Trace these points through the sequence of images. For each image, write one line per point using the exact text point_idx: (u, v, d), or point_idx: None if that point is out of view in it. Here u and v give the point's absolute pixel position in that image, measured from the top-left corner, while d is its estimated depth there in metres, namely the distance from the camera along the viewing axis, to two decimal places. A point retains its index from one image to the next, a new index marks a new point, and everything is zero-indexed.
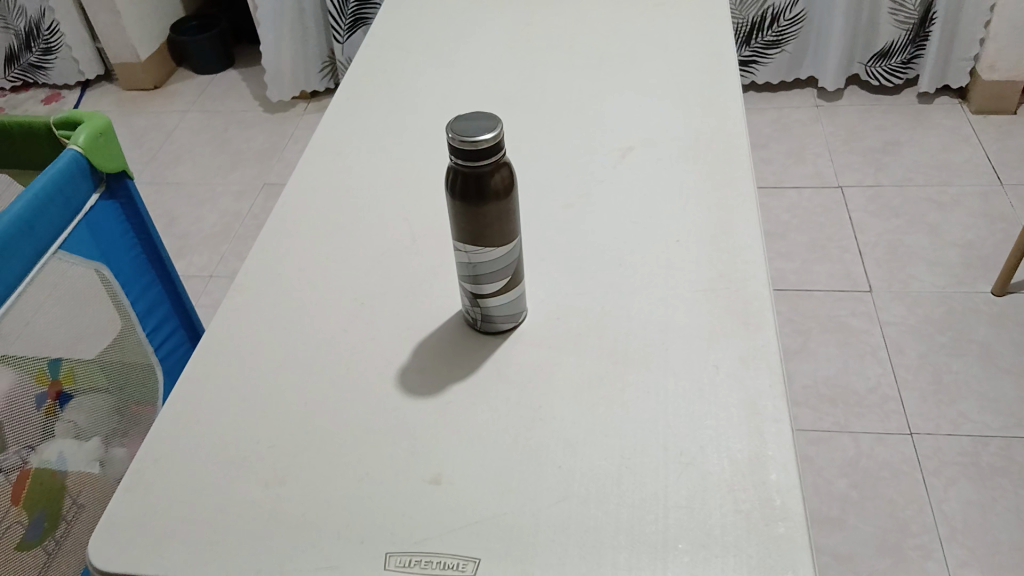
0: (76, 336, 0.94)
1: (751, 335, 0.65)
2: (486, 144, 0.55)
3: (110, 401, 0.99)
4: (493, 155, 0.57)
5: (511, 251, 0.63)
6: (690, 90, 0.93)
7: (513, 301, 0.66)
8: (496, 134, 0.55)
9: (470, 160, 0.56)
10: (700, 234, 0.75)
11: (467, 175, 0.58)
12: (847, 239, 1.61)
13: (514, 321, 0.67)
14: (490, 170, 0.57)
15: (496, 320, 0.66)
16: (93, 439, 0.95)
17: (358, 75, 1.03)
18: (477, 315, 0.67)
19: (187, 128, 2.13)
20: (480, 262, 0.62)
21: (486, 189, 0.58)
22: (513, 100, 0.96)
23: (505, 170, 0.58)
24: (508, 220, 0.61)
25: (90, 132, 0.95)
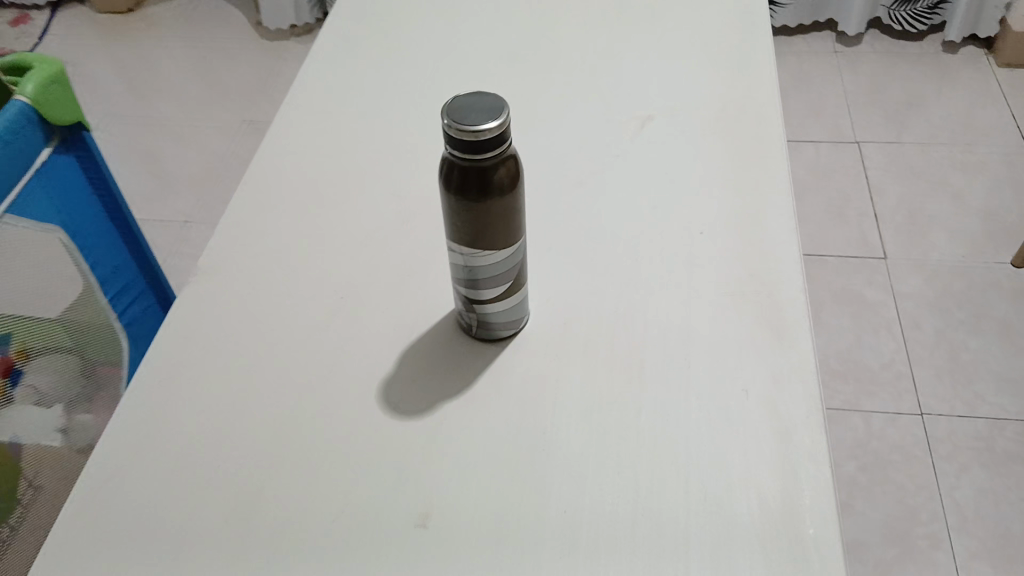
0: (33, 293, 0.85)
1: (785, 351, 0.57)
2: (490, 134, 0.47)
3: (71, 368, 0.90)
4: (498, 148, 0.48)
5: (516, 253, 0.55)
6: (716, 53, 0.83)
7: (515, 307, 0.58)
8: (502, 122, 0.47)
9: (471, 152, 0.48)
10: (727, 222, 0.66)
11: (466, 169, 0.49)
12: (865, 202, 1.52)
13: (514, 327, 0.59)
14: (493, 163, 0.49)
15: (495, 327, 0.58)
16: (54, 409, 0.86)
17: (346, 22, 0.92)
18: (472, 321, 0.59)
19: (166, 58, 2.00)
20: (479, 265, 0.54)
21: (488, 185, 0.49)
22: (518, 57, 0.86)
23: (512, 163, 0.50)
24: (513, 219, 0.52)
25: (41, 79, 0.85)
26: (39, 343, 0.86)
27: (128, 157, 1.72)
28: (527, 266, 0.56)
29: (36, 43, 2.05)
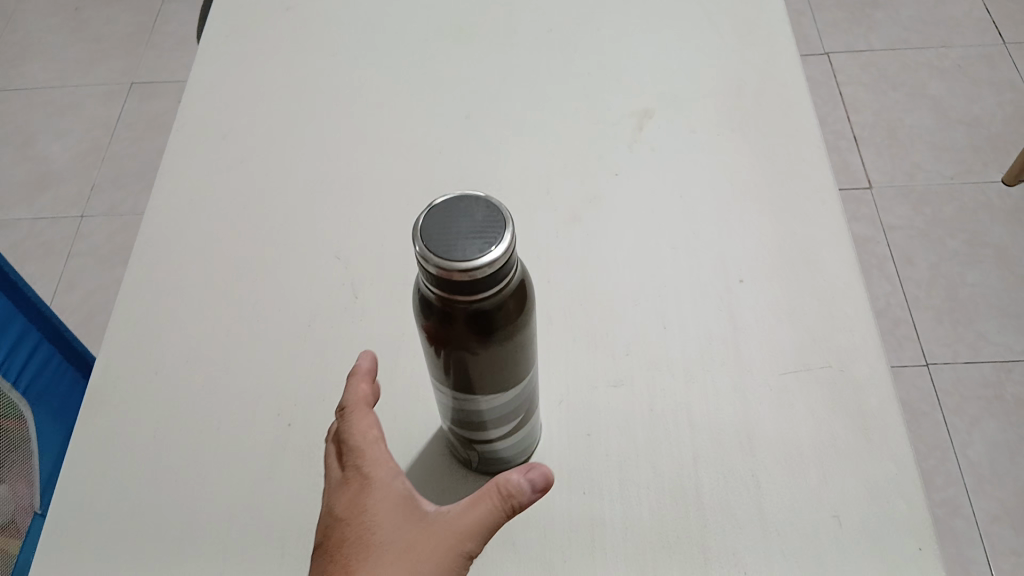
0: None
1: (873, 456, 0.45)
2: (492, 270, 0.31)
3: None
4: (501, 280, 0.33)
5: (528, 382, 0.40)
6: (715, 12, 0.67)
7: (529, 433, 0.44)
8: (507, 250, 0.31)
9: (464, 294, 0.32)
10: (770, 263, 0.52)
11: (456, 311, 0.34)
12: (840, 123, 1.39)
13: (526, 453, 0.46)
14: (497, 298, 0.34)
15: (503, 462, 0.45)
16: None
17: (242, 5, 0.73)
18: (474, 457, 0.45)
19: (29, 9, 1.70)
20: (480, 409, 0.40)
21: (488, 328, 0.35)
22: (466, 34, 0.68)
23: (520, 288, 0.35)
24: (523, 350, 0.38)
25: None
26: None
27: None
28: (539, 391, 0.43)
29: None
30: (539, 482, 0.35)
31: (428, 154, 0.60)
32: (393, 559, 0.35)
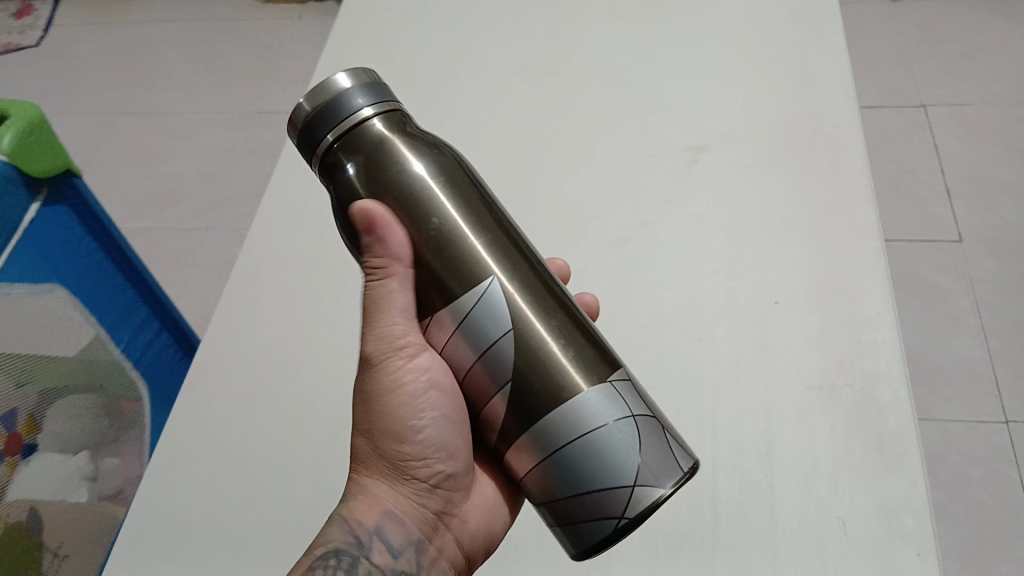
0: (40, 334, 0.81)
1: (889, 469, 0.47)
2: (330, 98, 0.38)
3: (97, 404, 0.89)
4: (360, 115, 0.38)
5: (473, 299, 0.38)
6: (779, 57, 0.72)
7: (584, 454, 0.36)
8: (344, 79, 0.38)
9: (327, 142, 0.38)
10: (805, 291, 0.56)
11: (342, 179, 0.39)
12: (931, 173, 1.39)
13: (612, 502, 0.36)
14: (364, 142, 0.38)
15: (580, 506, 0.37)
16: (80, 453, 0.85)
17: (346, 40, 0.82)
18: (554, 508, 0.38)
19: (172, 44, 1.88)
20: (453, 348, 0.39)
21: (365, 182, 0.39)
22: (541, 73, 0.75)
23: (405, 144, 0.39)
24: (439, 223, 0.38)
25: (19, 129, 0.75)
26: (42, 394, 0.81)
27: (136, 156, 1.64)
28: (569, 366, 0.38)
29: (39, 35, 1.96)
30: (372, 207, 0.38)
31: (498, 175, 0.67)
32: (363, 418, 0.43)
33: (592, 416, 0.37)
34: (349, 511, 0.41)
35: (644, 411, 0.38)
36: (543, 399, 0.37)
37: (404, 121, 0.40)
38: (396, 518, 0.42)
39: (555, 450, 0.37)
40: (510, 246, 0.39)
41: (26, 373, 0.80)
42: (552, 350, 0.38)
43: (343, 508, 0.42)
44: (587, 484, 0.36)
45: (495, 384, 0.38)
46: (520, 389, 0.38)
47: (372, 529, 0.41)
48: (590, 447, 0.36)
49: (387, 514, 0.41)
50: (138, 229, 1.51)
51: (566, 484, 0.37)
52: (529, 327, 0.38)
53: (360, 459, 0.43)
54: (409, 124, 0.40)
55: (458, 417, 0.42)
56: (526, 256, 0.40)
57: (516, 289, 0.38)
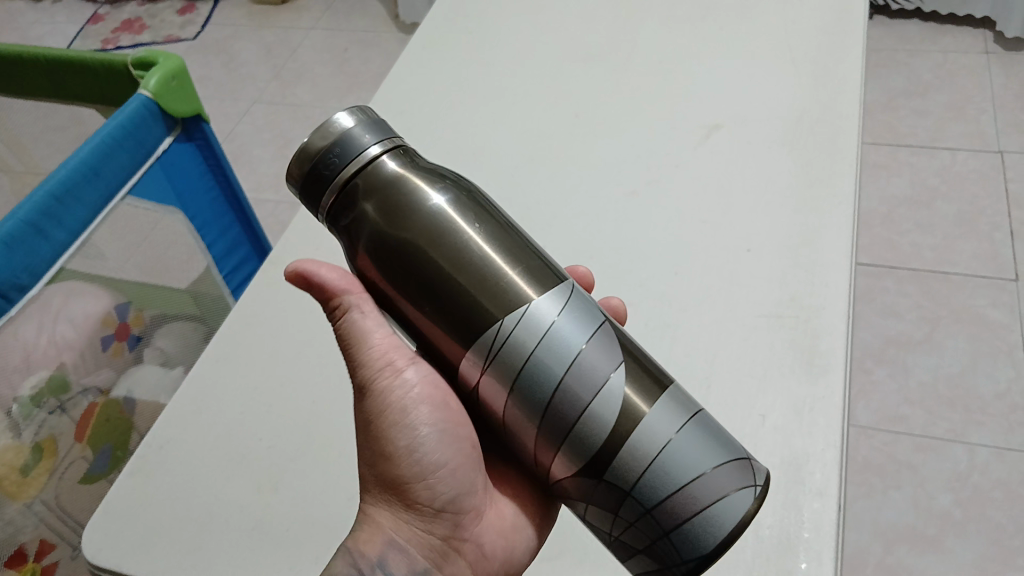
0: (163, 263, 0.99)
1: (811, 382, 0.55)
2: (331, 141, 0.43)
3: (200, 330, 1.04)
4: (369, 153, 0.43)
5: (532, 346, 0.42)
6: (802, 57, 0.80)
7: (676, 459, 0.41)
8: (344, 121, 0.43)
9: (333, 185, 0.43)
10: (776, 242, 0.65)
11: (353, 217, 0.43)
12: (999, 215, 1.41)
13: (723, 494, 0.41)
14: (376, 179, 0.43)
15: (693, 503, 0.40)
16: (178, 368, 1.00)
17: (434, 20, 0.95)
18: (666, 514, 0.41)
19: (309, 47, 2.10)
20: (524, 390, 0.42)
21: (376, 211, 0.42)
22: (594, 59, 0.86)
23: (416, 176, 0.43)
24: (458, 250, 0.42)
25: (161, 75, 0.91)
26: (157, 316, 0.99)
27: (266, 140, 1.85)
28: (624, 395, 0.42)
29: (198, 30, 2.24)
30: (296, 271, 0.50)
31: (539, 137, 0.78)
32: (366, 457, 0.52)
33: (671, 422, 0.42)
34: (353, 543, 0.49)
35: (699, 406, 0.44)
36: (608, 435, 0.41)
37: (408, 156, 0.44)
38: (398, 546, 0.50)
39: (644, 463, 0.41)
40: (521, 269, 0.43)
41: (146, 293, 0.98)
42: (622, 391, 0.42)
43: (350, 540, 0.50)
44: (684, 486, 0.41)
45: (557, 441, 0.42)
46: (579, 432, 0.42)
47: (375, 561, 0.49)
48: (677, 451, 0.41)
49: (390, 542, 0.50)
50: (259, 200, 1.71)
51: (658, 495, 0.41)
52: (570, 356, 0.42)
53: (369, 491, 0.52)
54: (414, 159, 0.45)
55: (446, 437, 0.51)
56: (548, 273, 0.44)
57: (552, 317, 0.42)
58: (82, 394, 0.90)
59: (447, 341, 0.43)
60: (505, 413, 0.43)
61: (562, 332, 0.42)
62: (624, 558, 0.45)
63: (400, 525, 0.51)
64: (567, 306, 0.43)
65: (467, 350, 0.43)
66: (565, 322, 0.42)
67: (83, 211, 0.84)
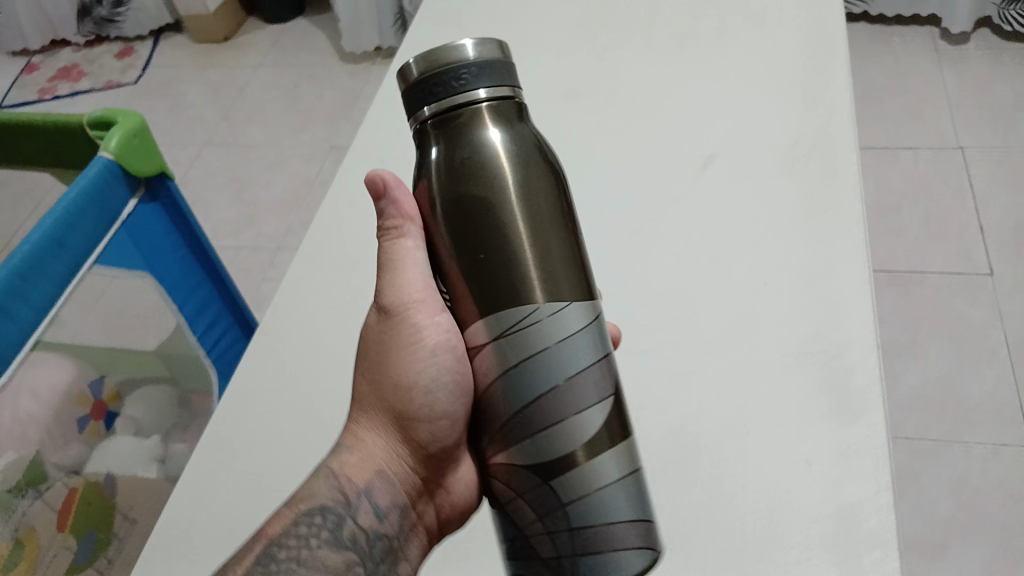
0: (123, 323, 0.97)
1: (851, 422, 0.54)
2: (453, 63, 0.39)
3: (170, 394, 1.02)
4: (475, 96, 0.40)
5: (550, 341, 0.40)
6: (788, 80, 0.79)
7: (615, 501, 0.40)
8: (472, 49, 0.40)
9: (432, 107, 0.40)
10: (793, 274, 0.63)
11: (436, 149, 0.41)
12: (968, 213, 1.42)
13: (635, 550, 0.41)
14: (470, 126, 0.40)
15: (608, 547, 0.40)
16: (151, 436, 0.97)
17: (406, 60, 0.92)
18: (580, 544, 0.40)
19: (258, 85, 2.05)
20: (526, 375, 0.40)
21: (460, 151, 0.40)
22: (576, 94, 0.84)
23: (508, 137, 0.41)
24: (505, 228, 0.40)
25: (122, 134, 0.86)
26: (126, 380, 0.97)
27: (221, 184, 1.79)
28: (597, 429, 0.41)
29: (139, 74, 2.17)
30: (376, 179, 0.46)
31: None
32: (375, 379, 0.50)
33: (622, 468, 0.41)
34: (342, 470, 0.48)
35: (641, 464, 0.43)
36: (570, 456, 0.40)
37: (517, 111, 0.42)
38: (386, 478, 0.49)
39: (590, 485, 0.40)
40: (570, 268, 0.41)
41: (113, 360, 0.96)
42: (595, 423, 0.41)
43: (337, 461, 0.49)
44: (607, 528, 0.40)
45: (525, 436, 0.41)
46: (549, 437, 0.40)
47: (359, 491, 0.48)
48: (614, 495, 0.41)
49: (377, 473, 0.49)
50: (218, 246, 1.65)
51: (585, 524, 0.40)
52: (572, 374, 0.40)
53: (366, 413, 0.50)
54: (522, 116, 0.42)
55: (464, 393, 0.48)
56: (587, 288, 0.42)
57: (577, 330, 0.41)
58: (59, 479, 0.85)
59: (469, 305, 0.42)
60: (489, 391, 0.42)
61: (571, 347, 0.40)
62: (512, 552, 0.44)
63: (390, 457, 0.49)
64: (590, 324, 0.41)
65: (479, 318, 0.41)
66: (581, 339, 0.41)
67: (50, 287, 0.78)
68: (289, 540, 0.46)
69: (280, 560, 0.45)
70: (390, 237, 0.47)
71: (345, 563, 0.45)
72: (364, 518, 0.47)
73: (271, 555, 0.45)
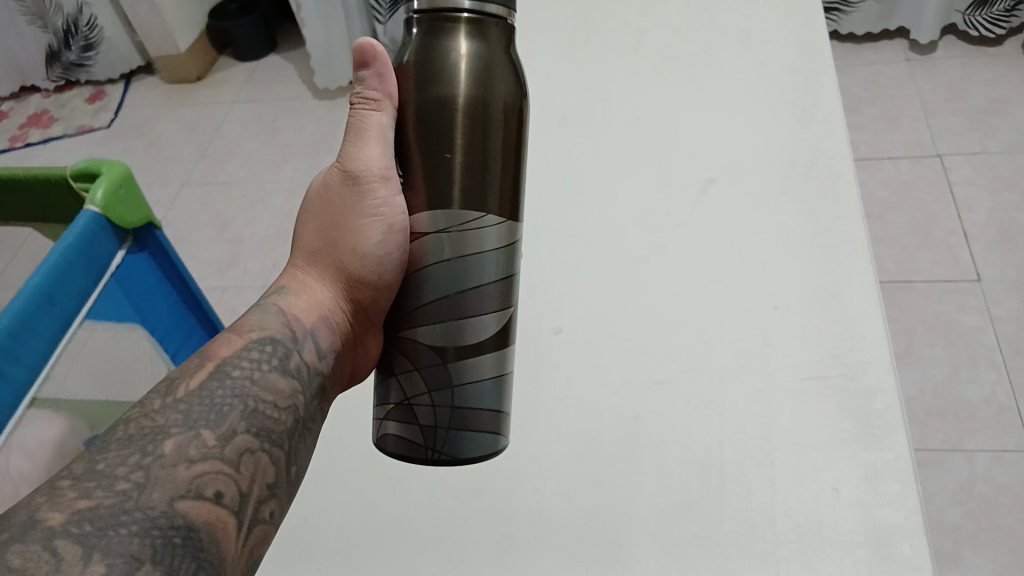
0: (112, 374, 0.93)
1: (875, 445, 0.53)
2: None
3: None
4: (466, 10, 0.46)
5: (478, 234, 0.47)
6: (780, 99, 0.80)
7: (484, 392, 0.48)
8: None
9: (425, 5, 0.47)
10: (803, 295, 0.63)
11: (425, 45, 0.47)
12: (951, 219, 1.44)
13: (489, 441, 0.48)
14: (457, 33, 0.46)
15: (473, 428, 0.47)
16: None
17: None
18: (453, 421, 0.47)
19: (234, 122, 2.04)
20: (454, 261, 0.47)
21: (442, 50, 0.46)
22: (568, 122, 0.83)
23: (489, 54, 0.47)
24: (460, 131, 0.46)
25: (108, 185, 0.84)
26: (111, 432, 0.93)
27: (202, 224, 1.77)
28: (491, 328, 0.48)
29: (112, 117, 2.14)
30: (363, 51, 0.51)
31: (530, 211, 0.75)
32: (330, 235, 0.55)
33: (496, 371, 0.49)
34: (291, 309, 0.52)
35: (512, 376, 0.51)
36: (469, 341, 0.47)
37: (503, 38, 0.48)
38: (328, 323, 0.53)
39: (473, 373, 0.48)
40: (509, 188, 0.48)
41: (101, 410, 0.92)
42: (493, 321, 0.48)
43: (286, 301, 0.53)
44: (478, 411, 0.47)
45: (443, 313, 0.47)
46: (459, 318, 0.47)
47: (305, 329, 0.52)
48: (486, 387, 0.48)
49: (322, 319, 0.53)
50: (202, 287, 1.62)
51: (464, 402, 0.47)
52: (488, 276, 0.48)
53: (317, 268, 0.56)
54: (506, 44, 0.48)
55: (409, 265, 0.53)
56: (516, 210, 0.49)
57: (499, 241, 0.48)
58: None
59: (420, 189, 0.48)
60: (420, 268, 0.48)
61: (488, 259, 0.48)
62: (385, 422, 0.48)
63: (332, 308, 0.54)
64: (509, 245, 0.49)
65: (425, 204, 0.47)
66: (498, 254, 0.48)
67: (40, 346, 0.76)
68: (242, 361, 0.46)
69: (233, 377, 0.45)
70: (366, 104, 0.51)
71: (291, 389, 0.47)
72: (309, 354, 0.50)
73: (227, 370, 0.46)
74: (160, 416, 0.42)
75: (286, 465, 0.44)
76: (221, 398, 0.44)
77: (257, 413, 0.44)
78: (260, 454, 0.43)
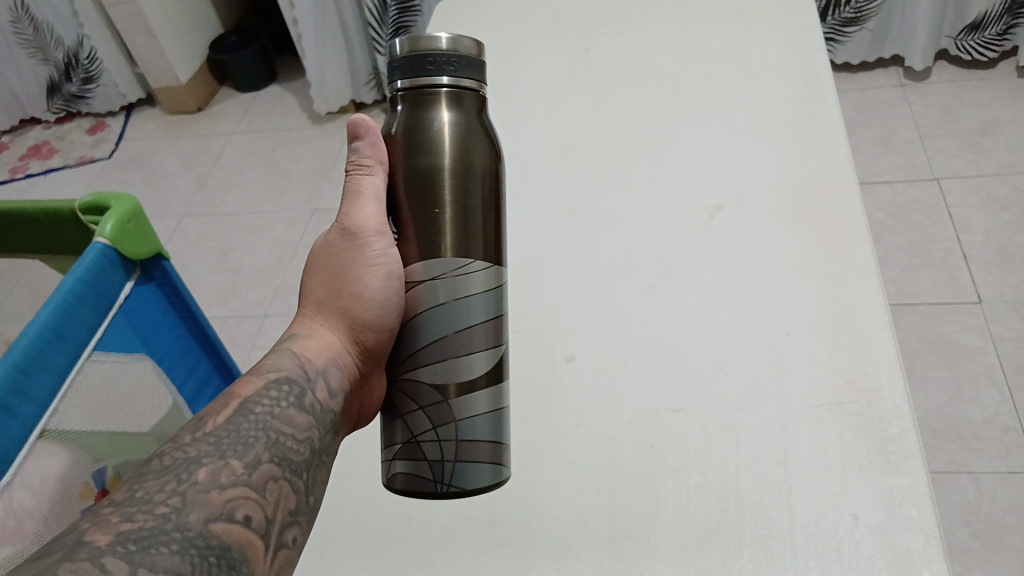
0: (124, 407, 0.89)
1: (892, 470, 0.53)
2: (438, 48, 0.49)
3: None
4: (441, 82, 0.50)
5: (469, 281, 0.49)
6: (784, 126, 0.81)
7: (483, 426, 0.48)
8: (452, 41, 0.50)
9: (407, 80, 0.50)
10: (814, 321, 0.63)
11: (409, 116, 0.50)
12: (949, 241, 1.45)
13: (491, 474, 0.48)
14: (436, 103, 0.50)
15: (475, 461, 0.47)
16: None
17: None
18: (457, 454, 0.47)
19: (234, 152, 2.05)
20: (447, 304, 0.49)
21: (425, 119, 0.49)
22: (574, 151, 0.84)
23: (466, 121, 0.50)
24: (448, 191, 0.49)
25: (117, 219, 0.85)
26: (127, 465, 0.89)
27: (202, 254, 1.77)
28: (485, 365, 0.49)
29: (112, 148, 2.15)
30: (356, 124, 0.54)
31: (539, 241, 0.76)
32: (335, 283, 0.55)
33: (492, 405, 0.49)
34: (302, 351, 0.52)
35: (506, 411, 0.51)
36: (466, 378, 0.48)
37: (478, 105, 0.52)
38: (338, 364, 0.53)
39: (470, 408, 0.48)
40: (492, 239, 0.51)
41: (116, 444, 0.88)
42: (488, 359, 0.49)
43: (296, 346, 0.53)
44: (479, 446, 0.47)
45: (440, 354, 0.48)
46: (456, 358, 0.48)
47: (317, 369, 0.52)
48: (484, 420, 0.48)
49: (332, 361, 0.53)
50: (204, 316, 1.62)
51: (466, 437, 0.47)
52: (479, 318, 0.49)
53: (322, 316, 0.55)
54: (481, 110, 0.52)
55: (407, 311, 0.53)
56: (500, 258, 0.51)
57: (488, 286, 0.50)
58: None
59: (412, 241, 0.50)
60: (415, 314, 0.50)
61: (478, 299, 0.49)
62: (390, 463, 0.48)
63: (341, 351, 0.54)
64: (496, 288, 0.51)
65: (418, 256, 0.50)
66: (488, 296, 0.50)
67: (49, 380, 0.76)
68: (262, 398, 0.47)
69: (255, 413, 0.46)
70: (360, 169, 0.53)
71: (309, 424, 0.48)
72: (321, 392, 0.51)
73: (250, 407, 0.46)
74: (190, 448, 0.43)
75: (307, 494, 0.45)
76: (247, 430, 0.45)
77: (279, 445, 0.45)
78: (283, 480, 0.44)
